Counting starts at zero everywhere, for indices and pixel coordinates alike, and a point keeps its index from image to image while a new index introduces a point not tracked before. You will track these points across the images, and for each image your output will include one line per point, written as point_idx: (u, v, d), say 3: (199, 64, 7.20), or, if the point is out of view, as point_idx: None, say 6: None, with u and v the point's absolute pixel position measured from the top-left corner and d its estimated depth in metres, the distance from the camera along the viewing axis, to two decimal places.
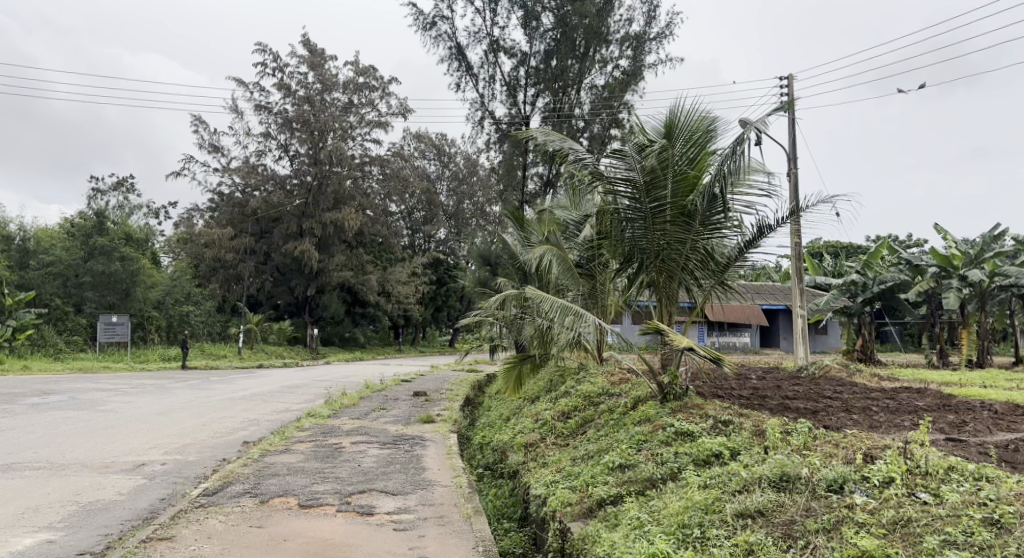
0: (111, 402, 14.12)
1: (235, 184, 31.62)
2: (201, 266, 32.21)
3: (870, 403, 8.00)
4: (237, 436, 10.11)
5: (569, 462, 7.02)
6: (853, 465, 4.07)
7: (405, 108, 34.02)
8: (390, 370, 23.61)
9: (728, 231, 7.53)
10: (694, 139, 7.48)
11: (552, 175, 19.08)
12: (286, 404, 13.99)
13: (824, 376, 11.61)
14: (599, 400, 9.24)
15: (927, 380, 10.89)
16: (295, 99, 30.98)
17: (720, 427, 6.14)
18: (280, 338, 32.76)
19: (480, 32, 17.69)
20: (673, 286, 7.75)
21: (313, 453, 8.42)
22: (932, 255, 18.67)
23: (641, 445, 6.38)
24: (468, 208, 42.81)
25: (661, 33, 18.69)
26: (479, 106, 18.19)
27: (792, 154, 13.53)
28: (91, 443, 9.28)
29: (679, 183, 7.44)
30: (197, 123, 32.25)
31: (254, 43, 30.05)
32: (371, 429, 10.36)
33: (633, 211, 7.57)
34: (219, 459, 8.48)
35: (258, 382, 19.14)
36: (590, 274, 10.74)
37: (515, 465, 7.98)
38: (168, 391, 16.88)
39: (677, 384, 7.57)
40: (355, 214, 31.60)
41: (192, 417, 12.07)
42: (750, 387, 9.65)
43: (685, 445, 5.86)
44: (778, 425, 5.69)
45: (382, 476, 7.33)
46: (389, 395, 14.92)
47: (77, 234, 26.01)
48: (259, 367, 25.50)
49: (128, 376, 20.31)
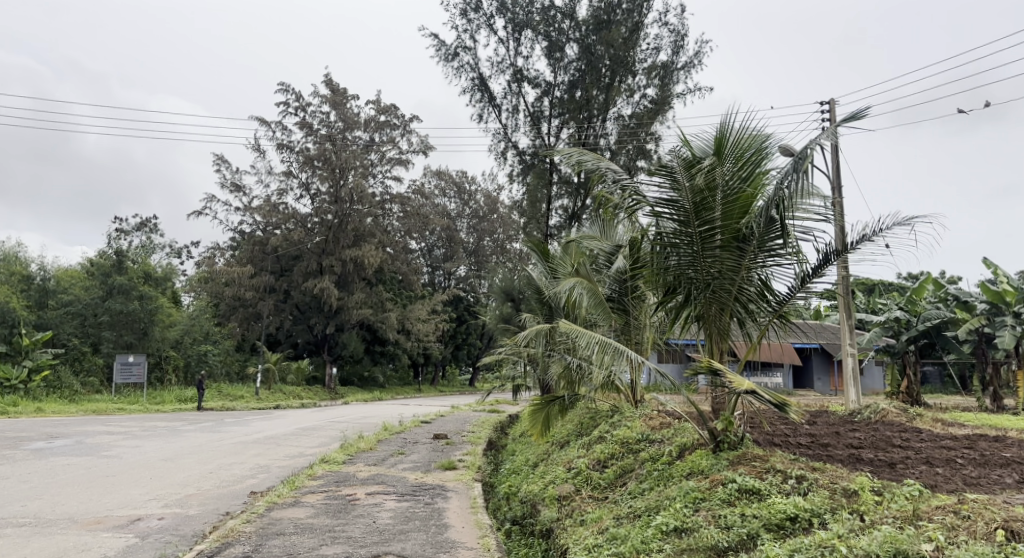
0: (118, 447, 13.44)
1: (256, 222, 31.40)
2: (221, 304, 31.77)
3: (953, 455, 7.09)
4: (244, 486, 9.33)
5: (613, 521, 6.18)
6: (994, 544, 3.32)
7: (426, 145, 33.85)
8: (409, 410, 22.82)
9: (786, 259, 6.71)
10: (744, 156, 6.63)
11: (579, 208, 18.40)
12: (299, 449, 13.20)
13: (881, 420, 10.63)
14: (639, 446, 8.36)
15: (999, 426, 9.89)
16: (317, 138, 30.75)
17: (792, 484, 5.32)
18: (299, 378, 31.99)
19: (503, 62, 17.20)
20: (724, 320, 6.94)
21: (323, 507, 7.60)
22: (983, 291, 17.72)
23: (697, 504, 5.53)
24: (488, 245, 42.32)
25: (689, 62, 18.07)
26: (502, 137, 17.64)
27: (836, 181, 12.73)
28: (86, 495, 8.55)
29: (733, 203, 6.68)
30: (218, 162, 32.23)
31: (277, 82, 30.14)
32: (388, 477, 9.55)
33: (679, 234, 6.86)
34: (221, 514, 7.72)
35: (274, 424, 18.42)
36: (623, 310, 10.06)
37: (548, 522, 7.13)
38: (179, 434, 16.12)
39: (731, 431, 6.76)
40: (375, 252, 31.22)
41: (200, 463, 11.33)
42: (807, 435, 8.73)
43: (752, 506, 5.10)
44: (866, 488, 4.88)
45: (399, 536, 6.51)
46: (407, 438, 14.09)
47: (96, 273, 25.68)
48: (276, 408, 24.76)
49: (139, 419, 19.59)
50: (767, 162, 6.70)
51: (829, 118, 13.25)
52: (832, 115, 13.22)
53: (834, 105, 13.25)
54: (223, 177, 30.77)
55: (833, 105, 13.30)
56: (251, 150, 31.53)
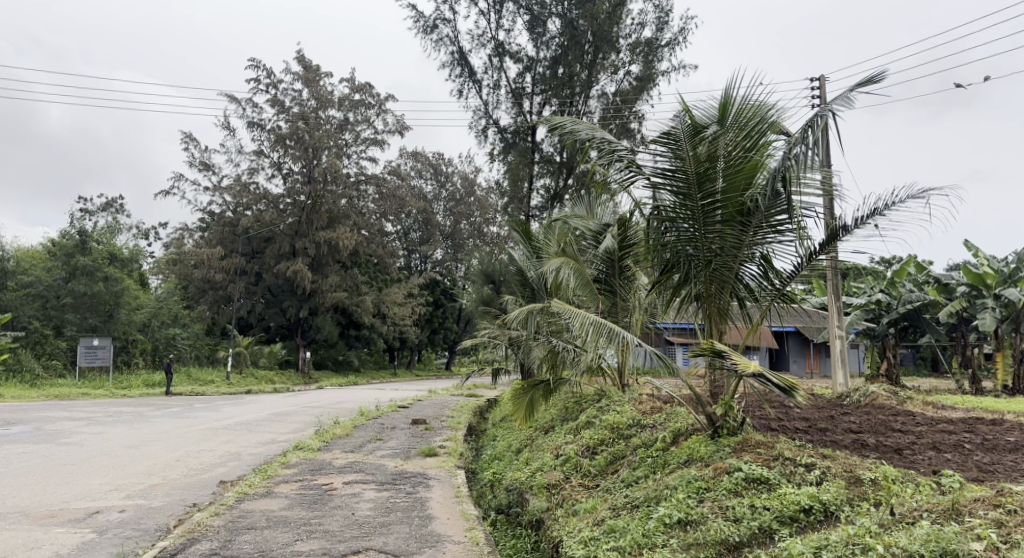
0: (79, 434, 12.82)
1: (226, 202, 30.55)
2: (190, 287, 30.91)
3: (959, 439, 6.81)
4: (213, 475, 8.84)
5: (609, 512, 5.81)
6: None
7: (402, 125, 33.14)
8: (386, 395, 22.39)
9: (790, 234, 6.34)
10: (748, 122, 6.23)
11: (561, 188, 17.96)
12: (271, 435, 12.70)
13: (871, 403, 10.42)
14: (630, 432, 8.01)
15: (991, 410, 9.70)
16: (289, 116, 29.89)
17: (803, 474, 5.00)
18: (271, 362, 31.35)
19: (483, 35, 16.64)
20: (725, 298, 6.58)
21: (297, 498, 7.14)
22: (964, 273, 17.54)
23: (700, 493, 5.17)
24: (465, 228, 41.47)
25: (674, 38, 17.60)
26: (482, 114, 17.09)
27: (826, 160, 12.40)
28: (40, 486, 8.00)
29: (737, 174, 6.29)
30: (187, 140, 31.28)
31: (247, 59, 29.23)
32: (366, 465, 9.10)
33: (679, 208, 6.50)
34: (188, 505, 7.24)
35: (245, 409, 17.84)
36: (609, 290, 9.65)
37: (537, 512, 6.76)
38: (145, 419, 15.50)
39: (732, 416, 6.43)
40: (350, 234, 30.55)
41: (167, 451, 10.79)
42: (802, 419, 8.46)
43: (763, 497, 4.76)
44: (888, 478, 4.58)
45: (380, 529, 6.08)
46: (385, 423, 13.67)
47: (59, 253, 24.72)
48: (247, 393, 24.13)
49: (104, 404, 18.85)
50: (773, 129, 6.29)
51: (820, 94, 12.85)
52: (823, 93, 12.87)
53: (825, 81, 12.88)
54: (191, 155, 29.90)
55: (823, 81, 12.90)
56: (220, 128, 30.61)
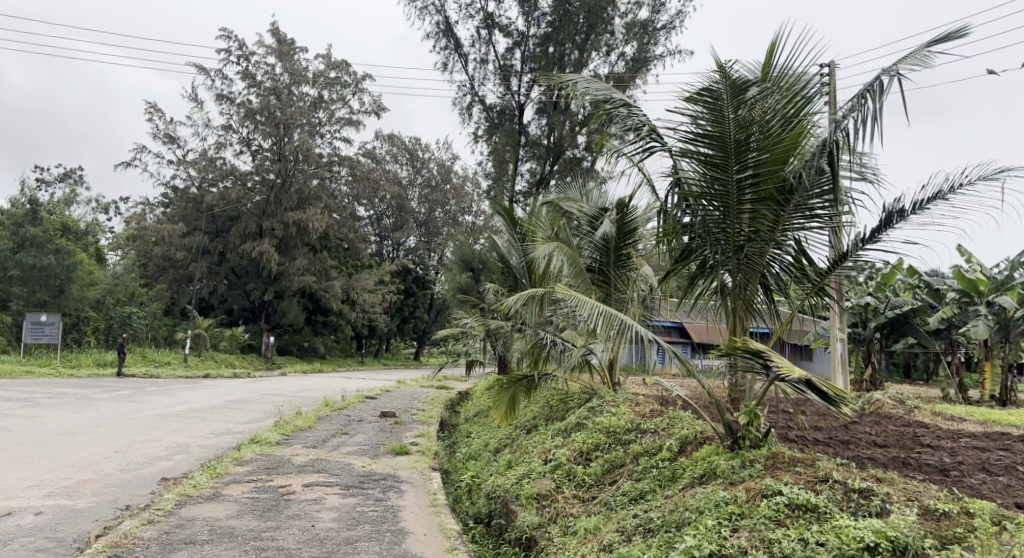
0: (10, 416, 11.59)
1: (190, 177, 29.02)
2: (149, 264, 29.48)
3: (1000, 457, 6.11)
4: (153, 470, 7.79)
5: (617, 536, 4.93)
6: None
7: (379, 105, 31.95)
8: (354, 384, 21.36)
9: (832, 217, 5.48)
10: (792, 86, 5.40)
11: (547, 174, 17.06)
12: (226, 425, 11.61)
13: (877, 411, 9.75)
14: (628, 437, 7.14)
15: (1006, 424, 9.07)
16: (260, 90, 28.45)
17: (860, 502, 4.18)
18: (232, 345, 29.96)
19: (473, 5, 15.61)
20: (753, 289, 5.75)
21: (248, 504, 6.15)
22: (956, 278, 16.92)
23: (733, 522, 4.28)
24: (440, 216, 40.40)
25: (671, 22, 16.75)
26: (467, 90, 16.09)
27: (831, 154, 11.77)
28: None
29: (778, 145, 5.43)
30: (151, 110, 29.74)
31: (219, 28, 27.76)
32: (330, 463, 8.13)
33: (711, 182, 5.63)
34: (119, 508, 6.22)
35: (200, 395, 16.66)
36: (604, 280, 8.80)
37: (527, 527, 5.86)
38: (89, 402, 14.29)
39: (755, 426, 5.53)
40: (321, 216, 29.26)
41: (106, 439, 9.68)
42: (813, 428, 7.68)
43: (815, 529, 3.92)
44: (988, 519, 3.79)
45: (346, 548, 5.14)
46: (351, 415, 12.67)
47: (7, 223, 23.20)
48: (205, 377, 22.83)
49: (47, 384, 17.55)
50: (822, 98, 5.45)
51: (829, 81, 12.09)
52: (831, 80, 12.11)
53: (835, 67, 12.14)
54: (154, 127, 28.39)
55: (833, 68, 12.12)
56: (187, 99, 29.10)
